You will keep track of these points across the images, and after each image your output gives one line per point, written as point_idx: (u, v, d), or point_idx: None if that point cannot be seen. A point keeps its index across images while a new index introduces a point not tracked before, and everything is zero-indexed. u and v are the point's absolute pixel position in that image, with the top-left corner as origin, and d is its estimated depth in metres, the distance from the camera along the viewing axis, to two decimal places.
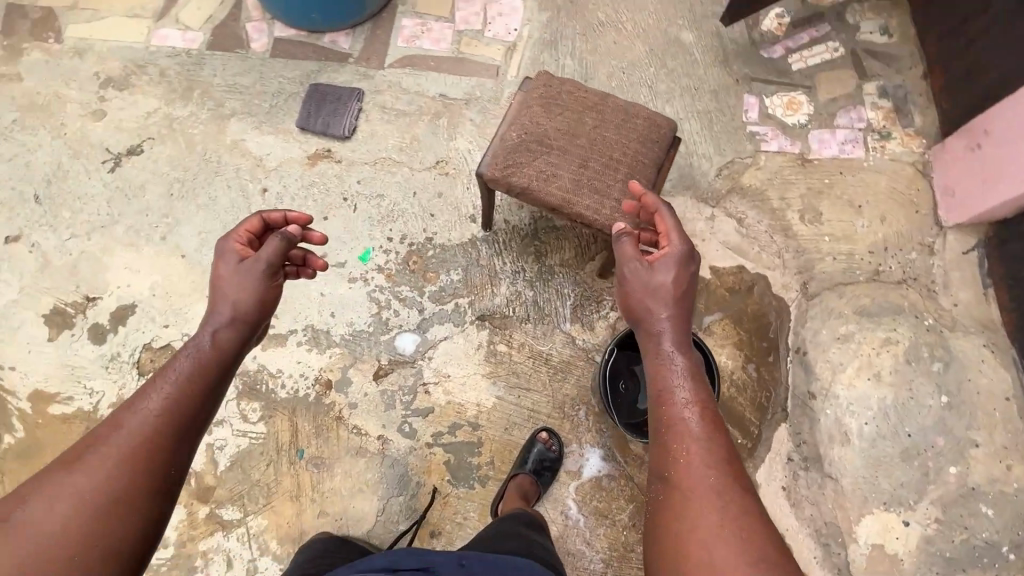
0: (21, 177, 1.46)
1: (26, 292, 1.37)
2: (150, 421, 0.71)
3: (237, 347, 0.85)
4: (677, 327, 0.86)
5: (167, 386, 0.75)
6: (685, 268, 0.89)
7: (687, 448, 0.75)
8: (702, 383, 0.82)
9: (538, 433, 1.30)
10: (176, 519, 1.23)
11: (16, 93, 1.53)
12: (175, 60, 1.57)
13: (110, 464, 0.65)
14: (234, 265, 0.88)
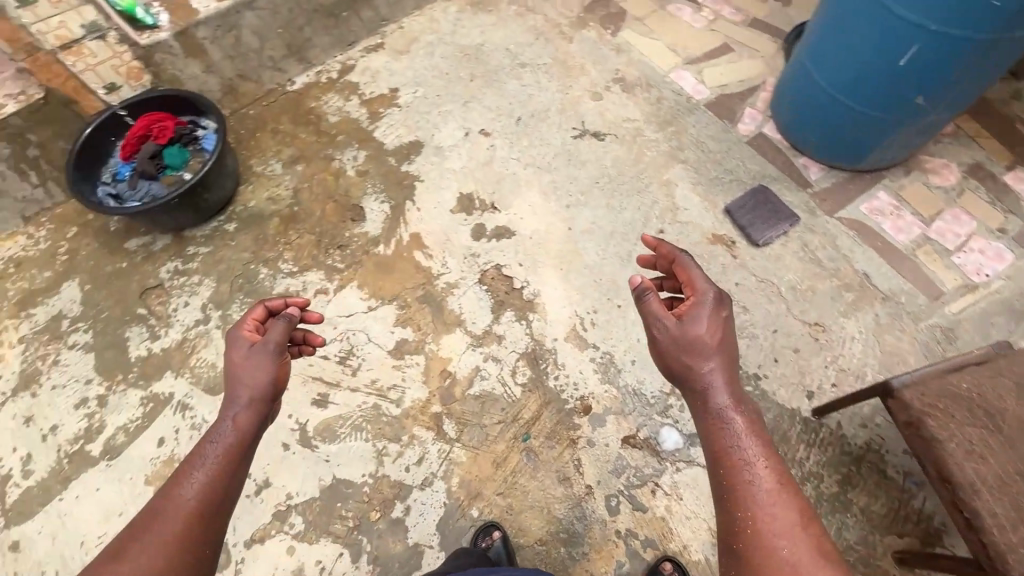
0: (520, 101, 1.82)
1: (464, 172, 1.70)
2: (184, 501, 0.80)
3: (257, 425, 0.93)
4: (721, 380, 0.90)
5: (203, 475, 0.83)
6: (718, 319, 0.93)
7: (756, 511, 0.79)
8: (766, 442, 0.85)
9: (660, 563, 1.20)
10: (418, 396, 1.39)
11: (561, 49, 1.91)
12: (675, 96, 1.78)
13: (157, 547, 0.75)
14: (246, 348, 0.97)
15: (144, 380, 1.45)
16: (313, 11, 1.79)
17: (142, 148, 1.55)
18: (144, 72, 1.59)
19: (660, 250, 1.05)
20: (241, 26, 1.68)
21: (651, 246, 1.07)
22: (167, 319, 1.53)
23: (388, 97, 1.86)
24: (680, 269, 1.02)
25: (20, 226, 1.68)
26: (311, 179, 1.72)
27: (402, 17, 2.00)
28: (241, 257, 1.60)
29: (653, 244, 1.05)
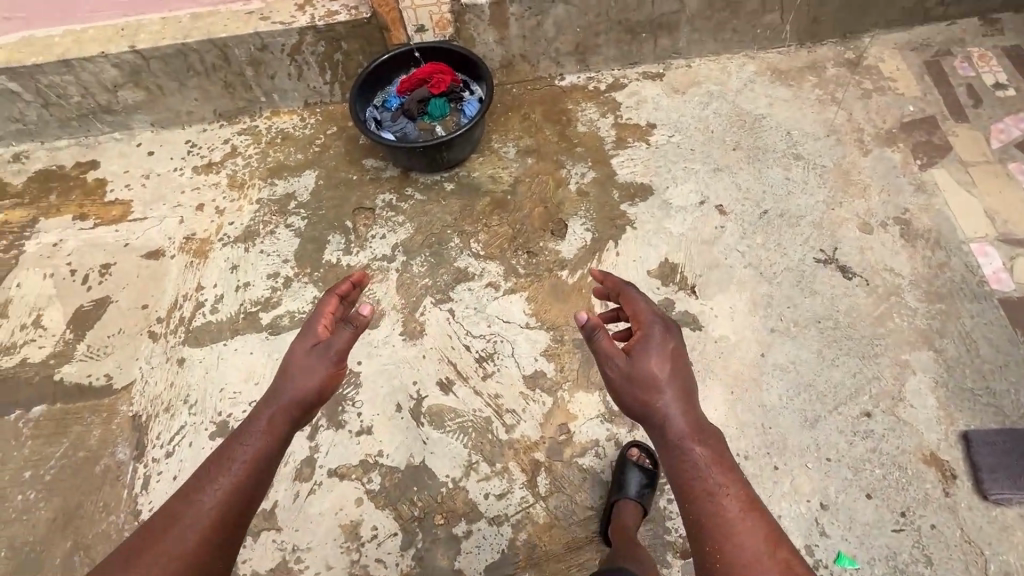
0: (775, 193, 1.62)
1: (680, 239, 1.57)
2: (205, 500, 0.95)
3: (287, 429, 1.07)
4: (681, 413, 1.00)
5: (225, 477, 0.98)
6: (667, 351, 1.03)
7: (724, 537, 0.89)
8: (724, 465, 0.96)
9: (627, 449, 1.30)
10: (529, 433, 1.35)
11: (850, 158, 1.66)
12: (966, 272, 1.45)
13: (174, 539, 0.90)
14: (307, 352, 1.11)
15: (323, 283, 1.62)
16: (616, 23, 1.76)
17: (417, 90, 1.68)
18: (450, 25, 1.70)
19: (609, 285, 1.16)
20: (548, 15, 1.71)
21: (596, 279, 1.17)
22: (363, 242, 1.67)
23: (642, 130, 1.79)
24: (625, 304, 1.12)
25: (300, 108, 1.94)
26: (535, 176, 1.73)
27: (696, 57, 1.89)
28: (443, 219, 1.68)
29: (599, 279, 1.15)
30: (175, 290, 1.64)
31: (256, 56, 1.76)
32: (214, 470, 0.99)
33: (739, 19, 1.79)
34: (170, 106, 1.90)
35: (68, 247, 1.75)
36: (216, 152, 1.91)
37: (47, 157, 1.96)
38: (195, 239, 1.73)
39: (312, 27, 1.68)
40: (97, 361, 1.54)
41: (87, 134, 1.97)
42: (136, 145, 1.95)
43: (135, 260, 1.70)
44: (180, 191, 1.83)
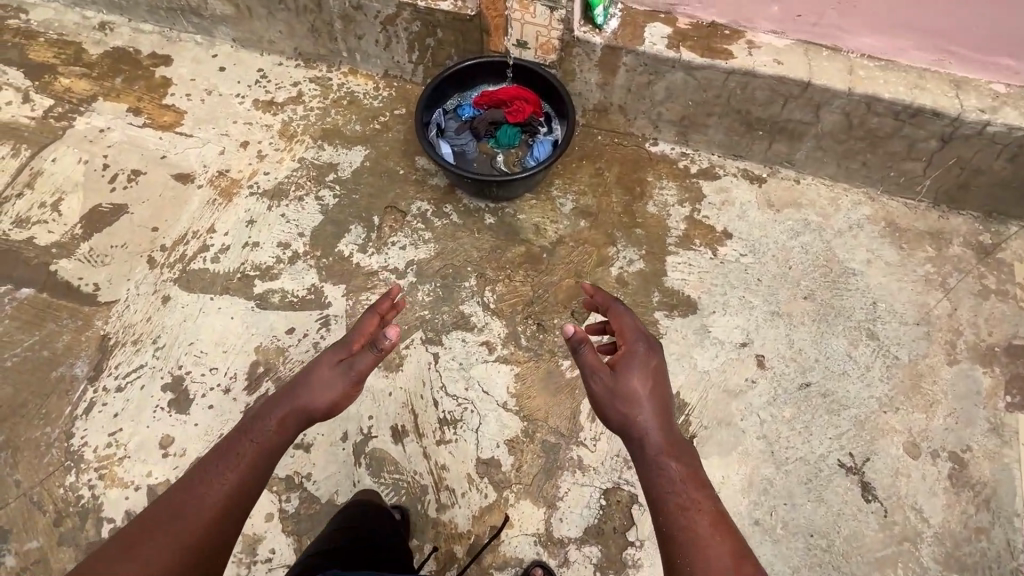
0: (828, 367, 1.41)
1: (701, 378, 1.40)
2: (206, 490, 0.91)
3: (298, 430, 1.02)
4: (659, 429, 1.01)
5: (231, 470, 0.93)
6: (649, 368, 1.04)
7: (691, 554, 0.87)
8: (696, 484, 0.95)
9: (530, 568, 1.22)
10: (458, 521, 1.27)
11: (930, 361, 1.42)
12: (1004, 550, 1.23)
13: (171, 529, 0.85)
14: (331, 362, 1.03)
15: (326, 273, 1.54)
16: (734, 111, 1.54)
17: (493, 111, 1.53)
18: (554, 52, 1.52)
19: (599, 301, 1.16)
20: (663, 78, 1.50)
21: (587, 292, 1.18)
22: (381, 245, 1.58)
23: (714, 236, 1.59)
24: (613, 321, 1.14)
25: (378, 76, 1.83)
26: (580, 244, 1.58)
27: (808, 174, 1.65)
28: (468, 252, 1.56)
29: (589, 292, 1.17)
30: (188, 223, 1.60)
31: (349, 13, 1.64)
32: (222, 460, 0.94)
33: (875, 155, 1.53)
34: (254, 29, 1.82)
35: (111, 139, 1.73)
36: (282, 92, 1.83)
37: (129, 37, 1.94)
38: (226, 177, 1.67)
39: (412, 5, 1.54)
40: (92, 266, 1.53)
41: (172, 28, 1.93)
42: (212, 55, 1.90)
43: (164, 176, 1.66)
44: (232, 120, 1.77)
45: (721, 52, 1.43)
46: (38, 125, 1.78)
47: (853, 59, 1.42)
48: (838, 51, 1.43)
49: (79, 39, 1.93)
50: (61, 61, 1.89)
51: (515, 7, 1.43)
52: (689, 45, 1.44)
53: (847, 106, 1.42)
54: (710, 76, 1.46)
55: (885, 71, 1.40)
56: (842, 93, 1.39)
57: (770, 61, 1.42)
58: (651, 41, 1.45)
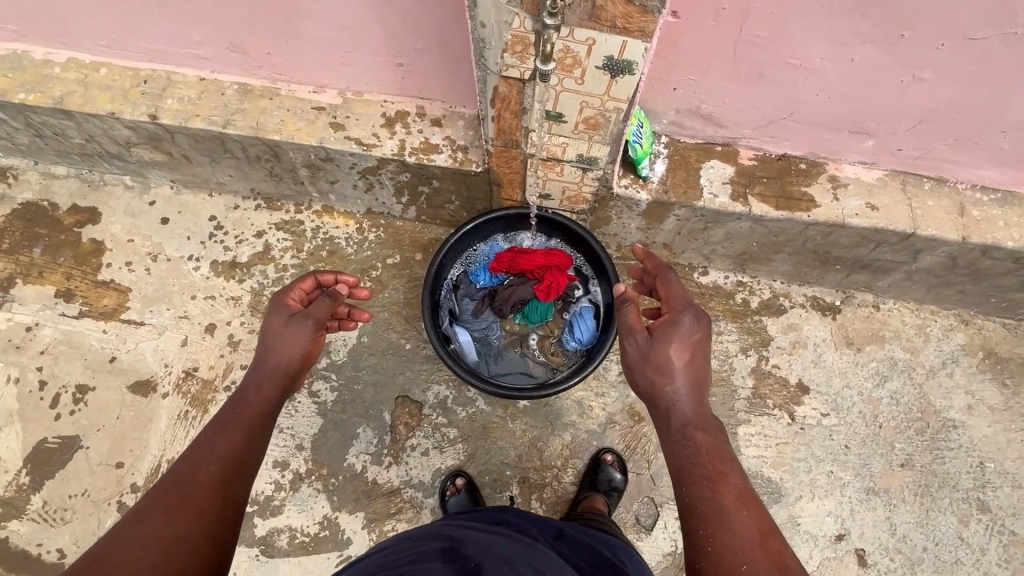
0: (939, 557, 1.24)
1: None
2: (198, 455, 0.74)
3: (281, 395, 0.88)
4: (692, 398, 0.85)
5: (229, 437, 0.77)
6: (691, 336, 0.87)
7: (717, 528, 0.72)
8: (723, 459, 0.79)
9: (602, 454, 1.30)
10: None
11: None
12: None
13: (173, 503, 0.68)
14: (280, 321, 0.91)
15: (338, 498, 1.27)
16: (810, 250, 1.26)
17: (519, 284, 1.22)
18: (586, 203, 1.20)
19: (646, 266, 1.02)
20: (723, 226, 1.21)
21: (639, 254, 1.05)
22: (398, 452, 1.31)
23: (789, 392, 1.34)
24: (661, 291, 0.98)
25: (360, 214, 1.49)
26: (634, 421, 1.33)
27: (889, 297, 1.39)
28: (505, 452, 1.31)
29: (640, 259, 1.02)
30: (159, 450, 1.31)
31: (316, 163, 1.28)
32: (209, 434, 0.78)
33: (976, 285, 1.28)
34: (195, 173, 1.44)
35: (44, 340, 1.40)
36: (245, 247, 1.48)
37: (40, 186, 1.54)
38: (195, 379, 1.37)
39: (398, 159, 1.19)
40: (51, 526, 1.25)
41: (91, 169, 1.54)
42: (150, 203, 1.53)
43: (118, 387, 1.35)
44: (190, 295, 1.44)
45: (800, 200, 1.13)
46: None
47: (962, 192, 1.14)
48: (943, 181, 1.14)
49: None
50: None
51: (537, 167, 1.10)
52: (758, 192, 1.14)
53: (956, 252, 1.15)
54: (785, 226, 1.16)
55: (1002, 206, 1.13)
56: (954, 243, 1.12)
57: (863, 207, 1.12)
58: (711, 191, 1.14)
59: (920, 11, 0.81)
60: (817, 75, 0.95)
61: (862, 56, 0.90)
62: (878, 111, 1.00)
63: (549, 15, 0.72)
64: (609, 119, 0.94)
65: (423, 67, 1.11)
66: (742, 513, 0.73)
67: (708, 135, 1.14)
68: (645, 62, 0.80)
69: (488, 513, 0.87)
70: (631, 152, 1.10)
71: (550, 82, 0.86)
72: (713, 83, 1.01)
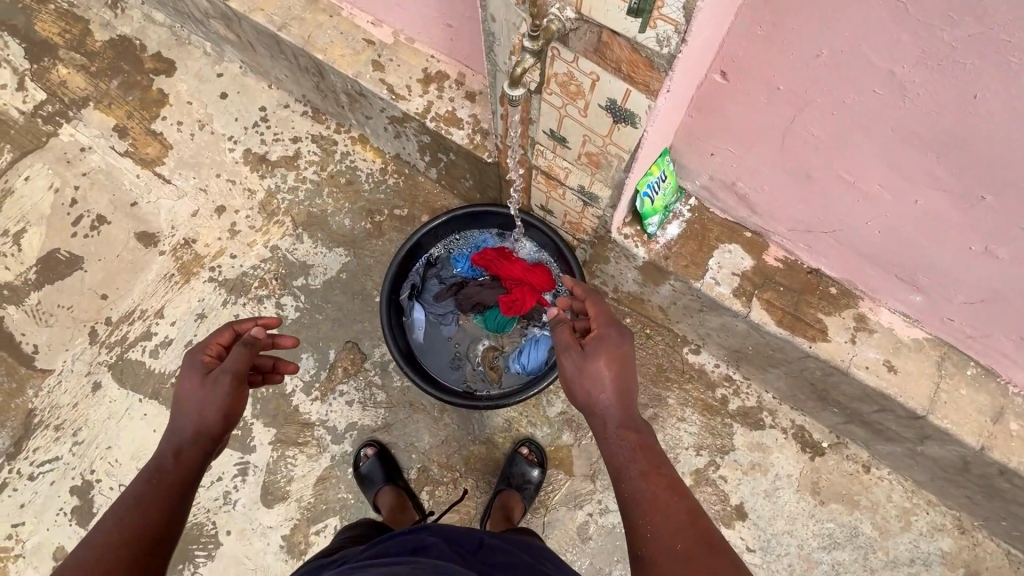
0: None
1: None
2: (105, 537, 0.64)
3: (204, 459, 0.76)
4: (625, 405, 0.76)
5: (137, 516, 0.66)
6: (618, 345, 0.79)
7: (653, 518, 0.65)
8: (654, 454, 0.72)
9: (521, 446, 1.26)
10: None
11: None
12: None
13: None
14: (192, 383, 0.78)
15: (260, 408, 1.33)
16: (807, 381, 1.10)
17: (488, 287, 1.17)
18: (585, 234, 1.11)
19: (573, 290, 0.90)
20: (719, 317, 1.07)
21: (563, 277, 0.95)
22: (327, 391, 1.34)
23: (723, 510, 1.22)
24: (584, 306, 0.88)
25: (389, 156, 1.47)
26: (551, 464, 1.27)
27: (886, 465, 1.20)
28: (419, 436, 1.31)
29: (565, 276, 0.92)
30: (138, 298, 1.43)
31: (352, 93, 1.27)
32: (116, 513, 0.67)
33: (988, 500, 1.06)
34: (259, 62, 1.48)
35: (90, 164, 1.53)
36: (278, 147, 1.52)
37: (138, 26, 1.65)
38: (190, 249, 1.46)
39: (420, 119, 1.15)
40: (36, 323, 1.42)
41: (182, 25, 1.62)
42: (217, 74, 1.59)
43: (128, 230, 1.47)
44: (216, 172, 1.52)
45: (809, 325, 0.98)
46: (24, 123, 1.59)
47: (1010, 396, 0.93)
48: (992, 374, 0.93)
49: (88, 16, 1.66)
50: (64, 43, 1.64)
51: (540, 180, 1.02)
52: (767, 298, 0.99)
53: (969, 457, 0.95)
54: (782, 345, 1.01)
55: None
56: (968, 447, 0.93)
57: (878, 363, 0.95)
58: (714, 277, 1.01)
59: (1011, 179, 0.63)
60: (869, 200, 0.78)
61: (927, 201, 0.73)
62: (932, 267, 0.82)
63: (531, 36, 0.63)
64: (611, 163, 0.83)
65: (470, 35, 1.04)
66: (674, 498, 0.68)
67: (738, 215, 1.00)
68: (650, 120, 0.69)
69: (398, 537, 0.73)
70: (638, 204, 0.97)
71: (553, 102, 0.77)
72: (753, 164, 0.86)
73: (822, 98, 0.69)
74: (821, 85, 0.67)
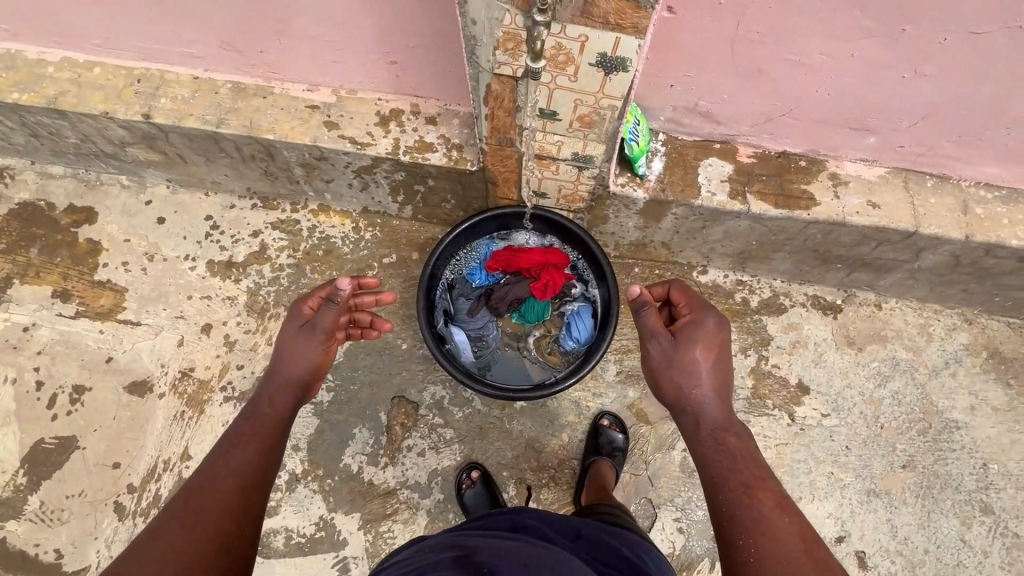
0: (940, 559, 1.23)
1: None
2: (219, 469, 0.78)
3: (292, 406, 0.93)
4: (717, 404, 0.86)
5: (245, 449, 0.82)
6: (713, 338, 0.88)
7: (758, 535, 0.73)
8: (758, 466, 0.81)
9: (599, 418, 1.31)
10: None
11: None
12: None
13: (188, 518, 0.71)
14: (295, 329, 0.95)
15: (334, 499, 1.27)
16: (810, 250, 1.24)
17: (515, 283, 1.20)
18: (582, 202, 1.19)
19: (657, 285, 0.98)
20: (723, 224, 1.19)
21: None
22: (394, 452, 1.30)
23: (789, 393, 1.33)
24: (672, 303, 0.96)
25: (356, 213, 1.48)
26: (632, 422, 1.31)
27: (892, 296, 1.37)
28: (501, 453, 1.30)
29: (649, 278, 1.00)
30: (155, 451, 1.31)
31: (310, 162, 1.27)
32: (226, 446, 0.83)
33: (980, 284, 1.25)
34: (191, 172, 1.43)
35: (41, 340, 1.40)
36: (241, 246, 1.47)
37: (36, 186, 1.53)
38: (191, 379, 1.36)
39: (393, 158, 1.18)
40: (49, 527, 1.26)
41: (87, 169, 1.52)
42: (145, 202, 1.52)
43: (115, 388, 1.36)
44: (185, 295, 1.44)
45: (800, 198, 1.11)
46: None
47: (965, 190, 1.12)
48: (946, 179, 1.12)
49: None
50: None
51: (532, 165, 1.09)
52: (758, 190, 1.12)
53: (959, 251, 1.13)
54: (785, 225, 1.14)
55: (1005, 203, 1.11)
56: (958, 241, 1.10)
57: (864, 206, 1.10)
58: (709, 190, 1.12)
59: (920, 4, 0.79)
60: (814, 71, 0.93)
61: (862, 51, 0.88)
62: (878, 108, 0.98)
63: (540, 11, 0.71)
64: (604, 117, 0.92)
65: (416, 63, 1.10)
66: (781, 513, 0.75)
67: (706, 132, 1.12)
68: (638, 58, 0.79)
69: (503, 516, 0.81)
70: (627, 150, 1.08)
71: (543, 80, 0.85)
72: (711, 80, 0.99)
73: None
74: None
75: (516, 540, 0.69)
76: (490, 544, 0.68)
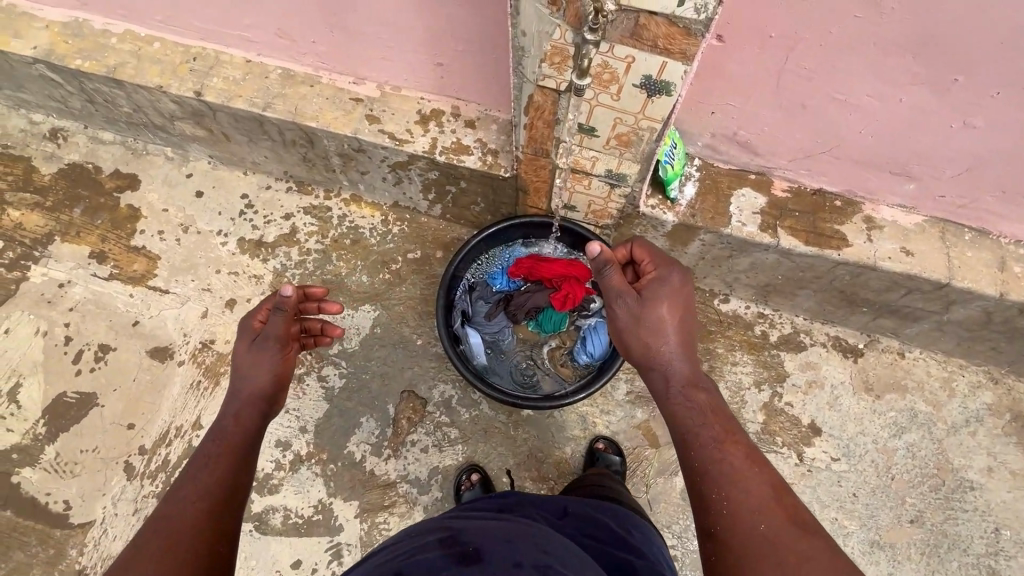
0: None
1: None
2: (186, 490, 0.74)
3: (259, 417, 0.88)
4: (686, 359, 0.84)
5: (213, 470, 0.77)
6: (677, 289, 0.86)
7: (730, 491, 0.71)
8: (725, 418, 0.79)
9: (595, 443, 1.30)
10: None
11: None
12: None
13: (165, 541, 0.67)
14: (246, 343, 0.93)
15: (335, 484, 1.29)
16: (836, 290, 1.22)
17: (535, 291, 1.21)
18: (610, 218, 1.20)
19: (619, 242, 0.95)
20: (750, 255, 1.18)
21: None
22: (398, 445, 1.31)
23: (800, 432, 1.31)
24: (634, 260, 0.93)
25: (386, 206, 1.50)
26: (637, 443, 1.31)
27: (916, 346, 1.34)
28: (503, 458, 1.31)
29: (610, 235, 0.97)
30: (168, 417, 1.35)
31: (348, 153, 1.30)
32: (193, 468, 0.78)
33: (1010, 344, 1.22)
34: (233, 151, 1.48)
35: (74, 298, 1.45)
36: (272, 227, 1.51)
37: (87, 149, 1.59)
38: (211, 351, 1.40)
39: (429, 156, 1.20)
40: (61, 478, 1.31)
41: (136, 138, 1.58)
42: (186, 175, 1.56)
43: (138, 351, 1.40)
44: (215, 269, 1.48)
45: (832, 238, 1.10)
46: None
47: (1004, 246, 1.10)
48: (985, 233, 1.10)
49: (29, 153, 1.59)
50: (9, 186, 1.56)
51: (565, 178, 1.09)
52: (789, 225, 1.11)
53: (991, 308, 1.11)
54: (813, 262, 1.13)
55: None
56: (991, 298, 1.07)
57: (898, 251, 1.09)
58: (740, 219, 1.12)
59: (974, 56, 0.78)
60: (859, 111, 0.92)
61: (910, 98, 0.87)
62: (922, 155, 0.97)
63: (590, 30, 0.72)
64: (641, 138, 0.93)
65: (462, 67, 1.12)
66: (750, 464, 0.73)
67: (743, 162, 1.12)
68: (683, 84, 0.79)
69: (490, 501, 0.84)
70: (661, 172, 1.08)
71: (586, 96, 0.85)
72: (753, 111, 0.98)
73: (811, 34, 0.81)
74: (808, 24, 0.80)
75: (503, 518, 0.70)
76: (475, 523, 0.69)
